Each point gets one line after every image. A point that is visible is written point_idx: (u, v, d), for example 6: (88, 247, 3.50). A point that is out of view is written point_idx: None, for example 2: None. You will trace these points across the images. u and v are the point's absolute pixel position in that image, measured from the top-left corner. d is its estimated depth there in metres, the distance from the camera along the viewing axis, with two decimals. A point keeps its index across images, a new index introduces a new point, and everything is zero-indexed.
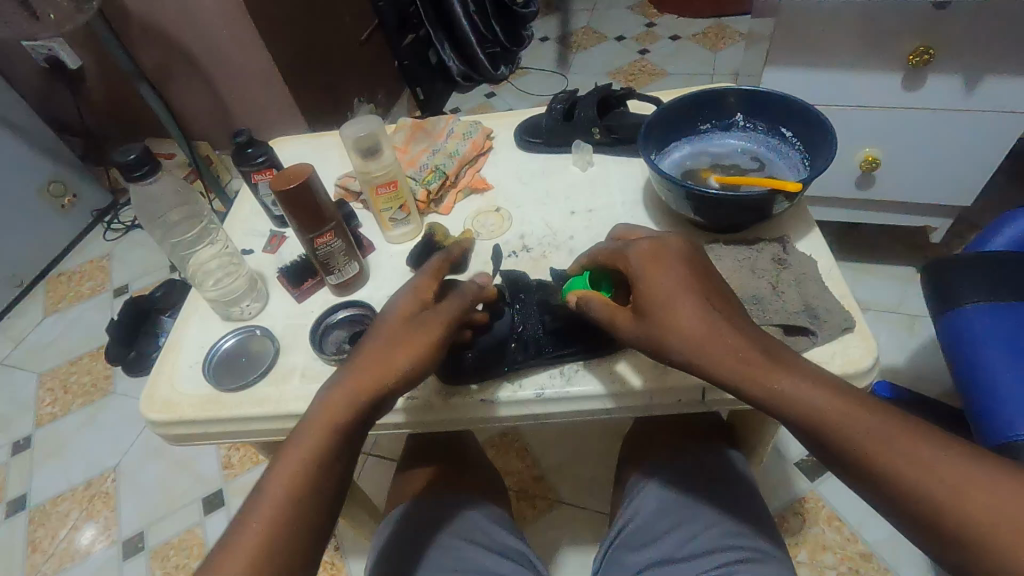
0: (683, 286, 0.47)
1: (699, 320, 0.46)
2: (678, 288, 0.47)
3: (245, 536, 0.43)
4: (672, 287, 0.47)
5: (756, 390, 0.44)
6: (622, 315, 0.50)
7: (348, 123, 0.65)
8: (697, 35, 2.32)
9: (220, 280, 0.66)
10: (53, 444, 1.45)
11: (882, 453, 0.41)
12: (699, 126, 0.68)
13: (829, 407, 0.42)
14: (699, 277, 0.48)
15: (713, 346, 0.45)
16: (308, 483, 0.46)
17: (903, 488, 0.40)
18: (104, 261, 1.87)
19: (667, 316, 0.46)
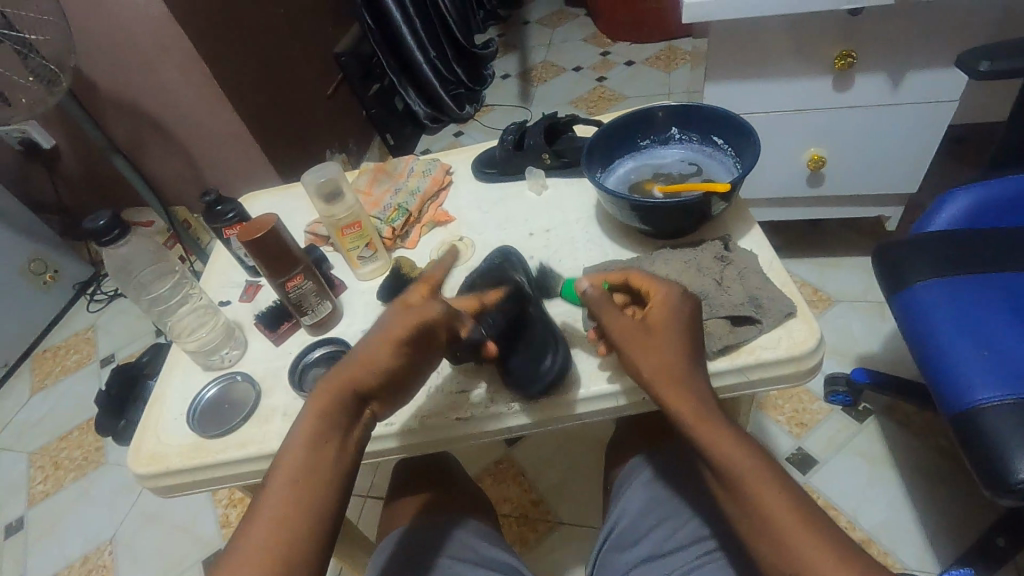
0: (685, 323, 0.52)
1: (681, 364, 0.51)
2: (679, 332, 0.52)
3: (270, 500, 0.46)
4: (673, 326, 0.52)
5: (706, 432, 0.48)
6: (625, 323, 0.52)
7: (309, 171, 0.70)
8: (651, 58, 2.44)
9: (197, 332, 0.69)
10: (46, 522, 1.44)
11: (783, 529, 0.43)
12: (639, 143, 0.73)
13: (753, 466, 0.46)
14: (693, 325, 0.53)
15: (678, 375, 0.50)
16: (309, 489, 0.46)
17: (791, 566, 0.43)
18: (89, 333, 1.87)
19: (657, 348, 0.51)
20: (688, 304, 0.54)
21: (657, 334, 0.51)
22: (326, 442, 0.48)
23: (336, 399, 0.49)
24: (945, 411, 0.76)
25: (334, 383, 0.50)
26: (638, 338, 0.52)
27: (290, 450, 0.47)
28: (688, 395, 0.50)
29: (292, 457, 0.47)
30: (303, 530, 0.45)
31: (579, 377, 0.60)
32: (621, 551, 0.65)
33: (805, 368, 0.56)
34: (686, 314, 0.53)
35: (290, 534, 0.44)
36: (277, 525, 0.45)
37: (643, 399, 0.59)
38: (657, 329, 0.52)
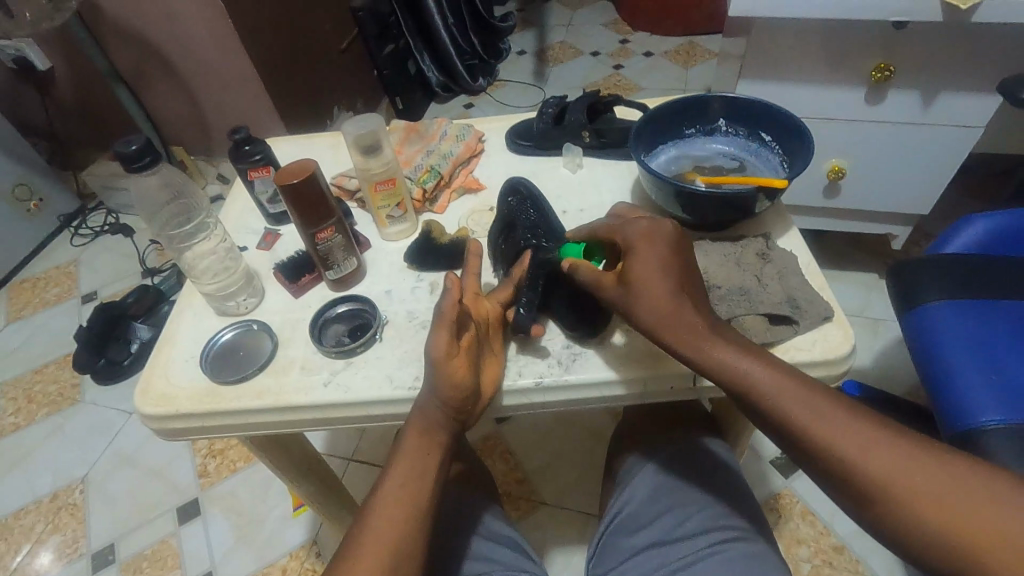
0: (663, 267, 0.52)
1: (673, 295, 0.51)
2: (662, 270, 0.51)
3: (371, 536, 0.46)
4: (651, 269, 0.51)
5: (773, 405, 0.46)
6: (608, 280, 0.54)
7: (349, 120, 0.67)
8: (670, 52, 2.41)
9: (217, 273, 0.66)
10: (17, 454, 1.40)
11: (887, 486, 0.42)
12: (684, 131, 0.72)
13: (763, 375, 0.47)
14: (684, 260, 0.53)
15: (673, 314, 0.50)
16: (409, 513, 0.48)
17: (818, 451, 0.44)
18: (72, 267, 1.81)
19: (650, 292, 0.51)
20: (656, 245, 0.53)
21: (643, 284, 0.51)
22: (429, 450, 0.51)
23: (417, 439, 0.51)
24: (944, 428, 0.76)
25: (418, 423, 0.52)
26: (623, 294, 0.52)
27: (387, 494, 0.49)
28: (690, 331, 0.50)
29: (401, 464, 0.50)
30: (414, 525, 0.47)
31: (609, 360, 0.59)
32: (623, 538, 0.66)
33: (835, 373, 0.56)
34: (669, 257, 0.52)
35: (405, 524, 0.47)
36: (394, 516, 0.47)
37: (671, 389, 0.58)
38: (642, 275, 0.51)
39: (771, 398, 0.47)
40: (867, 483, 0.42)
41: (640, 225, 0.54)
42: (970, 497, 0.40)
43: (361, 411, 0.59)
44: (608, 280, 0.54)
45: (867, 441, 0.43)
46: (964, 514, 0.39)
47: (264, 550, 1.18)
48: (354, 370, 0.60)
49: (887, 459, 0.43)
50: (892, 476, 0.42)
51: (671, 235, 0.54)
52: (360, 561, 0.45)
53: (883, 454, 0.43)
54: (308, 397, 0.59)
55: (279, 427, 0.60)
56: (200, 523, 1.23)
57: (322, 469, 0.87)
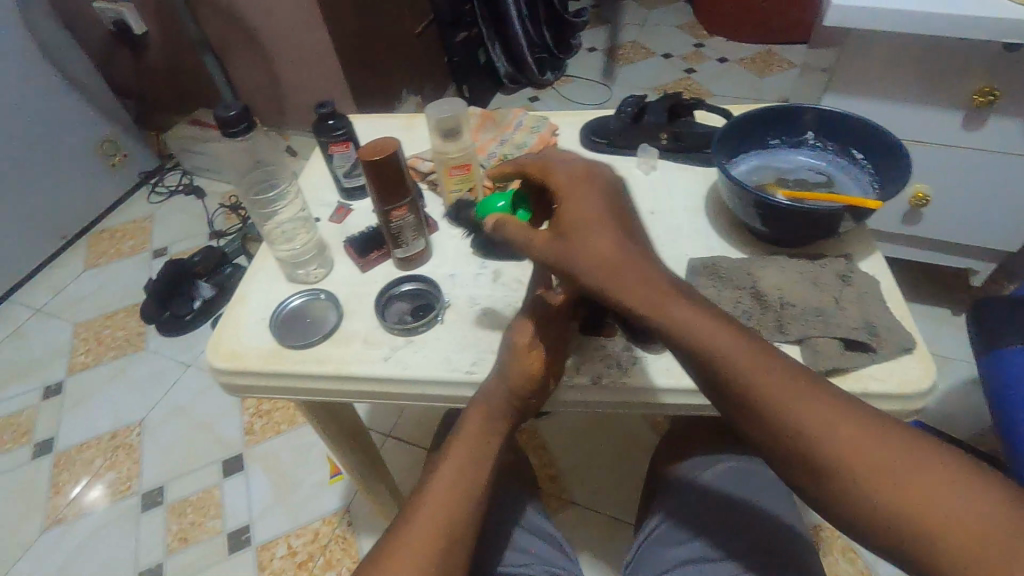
0: (602, 220, 0.49)
1: (617, 253, 0.47)
2: (601, 226, 0.48)
3: (420, 519, 0.47)
4: (591, 222, 0.48)
5: (766, 415, 0.42)
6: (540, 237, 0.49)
7: (432, 103, 0.68)
8: (745, 60, 2.34)
9: (291, 241, 0.68)
10: (84, 391, 1.50)
11: (894, 512, 0.38)
12: (769, 141, 0.69)
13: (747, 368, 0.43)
14: (618, 212, 0.50)
15: (625, 278, 0.46)
16: (460, 501, 0.48)
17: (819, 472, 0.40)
18: (146, 222, 1.91)
19: (585, 254, 0.47)
20: (593, 190, 0.50)
21: (577, 241, 0.48)
22: (487, 435, 0.52)
23: (475, 430, 0.52)
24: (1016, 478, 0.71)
25: (477, 412, 0.53)
26: (564, 251, 0.48)
27: (439, 482, 0.49)
28: (651, 298, 0.46)
29: (456, 454, 0.51)
30: (463, 514, 0.48)
31: (671, 367, 0.58)
32: (665, 548, 0.65)
33: (910, 408, 0.53)
34: (595, 204, 0.50)
35: (455, 510, 0.48)
36: (444, 500, 0.48)
37: None
38: (582, 226, 0.48)
39: (764, 403, 0.42)
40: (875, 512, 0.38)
41: (574, 165, 0.53)
42: (981, 518, 0.36)
43: (417, 389, 0.60)
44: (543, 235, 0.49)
45: (861, 449, 0.39)
46: (982, 547, 0.35)
47: (299, 511, 1.22)
48: (414, 349, 0.61)
49: (889, 477, 0.38)
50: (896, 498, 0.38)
51: (595, 181, 0.51)
52: (412, 535, 0.46)
53: (886, 471, 0.38)
54: (368, 369, 0.60)
55: (338, 395, 0.61)
56: (242, 478, 1.29)
57: (366, 441, 0.89)
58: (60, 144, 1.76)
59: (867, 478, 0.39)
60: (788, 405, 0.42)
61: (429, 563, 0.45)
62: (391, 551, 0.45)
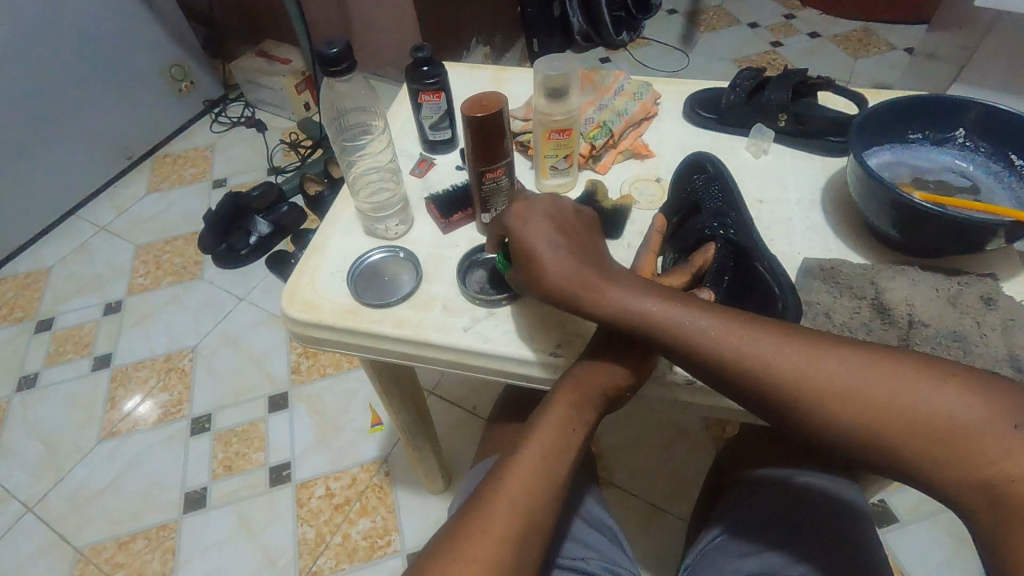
0: (562, 247, 0.51)
1: (580, 277, 0.50)
2: (559, 251, 0.51)
3: (500, 501, 0.45)
4: (552, 249, 0.51)
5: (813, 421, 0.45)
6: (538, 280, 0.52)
7: (540, 59, 0.61)
8: (840, 36, 2.15)
9: (376, 193, 0.66)
10: (142, 312, 1.54)
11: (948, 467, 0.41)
12: (910, 135, 0.61)
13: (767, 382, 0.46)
14: (569, 228, 0.53)
15: (602, 282, 0.50)
16: (542, 483, 0.46)
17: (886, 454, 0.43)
18: (208, 151, 1.92)
19: (563, 286, 0.50)
20: (539, 217, 0.53)
21: (558, 274, 0.51)
22: (575, 424, 0.49)
23: (563, 410, 0.49)
24: None
25: (569, 389, 0.50)
26: (565, 292, 0.50)
27: (520, 464, 0.47)
28: (632, 300, 0.49)
29: (542, 435, 0.48)
30: (543, 497, 0.45)
31: None
32: (728, 558, 0.61)
33: None
34: (554, 224, 0.52)
35: (537, 493, 0.45)
36: (526, 483, 0.46)
37: None
38: (548, 262, 0.51)
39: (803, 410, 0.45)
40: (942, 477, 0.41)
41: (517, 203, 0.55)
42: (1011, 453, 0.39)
43: (498, 365, 0.57)
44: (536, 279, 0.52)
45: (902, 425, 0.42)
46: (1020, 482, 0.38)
47: (339, 455, 1.24)
48: (496, 322, 0.58)
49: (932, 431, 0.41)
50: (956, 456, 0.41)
51: (542, 204, 0.54)
52: (493, 519, 0.43)
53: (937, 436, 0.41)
54: (447, 338, 0.57)
55: (413, 360, 0.59)
56: (286, 416, 1.31)
57: (420, 401, 0.88)
58: (132, 65, 1.76)
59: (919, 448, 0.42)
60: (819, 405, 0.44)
61: (514, 557, 0.42)
62: (469, 530, 0.43)
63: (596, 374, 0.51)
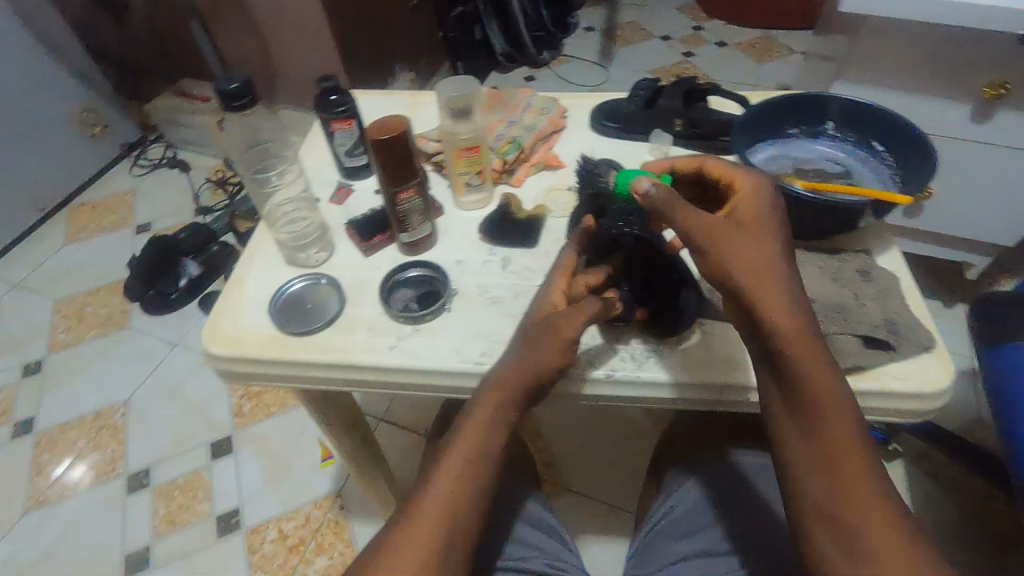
0: (761, 236, 0.49)
1: (764, 257, 0.48)
2: (751, 239, 0.48)
3: (425, 510, 0.46)
4: (738, 233, 0.48)
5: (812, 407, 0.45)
6: (696, 227, 0.48)
7: (442, 83, 0.66)
8: (744, 44, 2.31)
9: (292, 223, 0.65)
10: (66, 370, 1.45)
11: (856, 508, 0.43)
12: (788, 130, 0.68)
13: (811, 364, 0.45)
14: (760, 216, 0.50)
15: (776, 269, 0.47)
16: (464, 490, 0.47)
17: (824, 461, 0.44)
18: (130, 196, 1.85)
19: (719, 246, 0.47)
20: (760, 204, 0.50)
21: (719, 243, 0.48)
22: (501, 417, 0.50)
23: (491, 409, 0.50)
24: (1017, 474, 0.71)
25: (497, 382, 0.50)
26: (713, 246, 0.47)
27: (445, 473, 0.47)
28: (790, 293, 0.47)
29: (464, 436, 0.49)
30: (468, 502, 0.47)
31: (685, 363, 0.57)
32: (666, 543, 0.65)
33: (929, 408, 0.52)
34: (760, 212, 0.50)
35: (461, 497, 0.46)
36: (451, 489, 0.47)
37: (744, 401, 0.56)
38: (724, 233, 0.48)
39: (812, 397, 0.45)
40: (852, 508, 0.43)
41: (752, 180, 0.52)
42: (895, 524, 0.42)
43: (425, 379, 0.58)
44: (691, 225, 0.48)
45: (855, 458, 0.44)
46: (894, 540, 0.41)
47: (290, 495, 1.20)
48: (421, 338, 0.59)
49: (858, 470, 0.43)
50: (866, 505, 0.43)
51: (755, 198, 0.51)
52: (423, 520, 0.45)
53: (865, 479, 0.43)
54: (373, 358, 0.58)
55: (341, 384, 0.59)
56: (231, 461, 1.26)
57: (363, 428, 0.87)
58: (38, 113, 1.69)
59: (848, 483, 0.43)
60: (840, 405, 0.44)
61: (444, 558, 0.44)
62: (399, 535, 0.45)
63: (507, 378, 0.50)
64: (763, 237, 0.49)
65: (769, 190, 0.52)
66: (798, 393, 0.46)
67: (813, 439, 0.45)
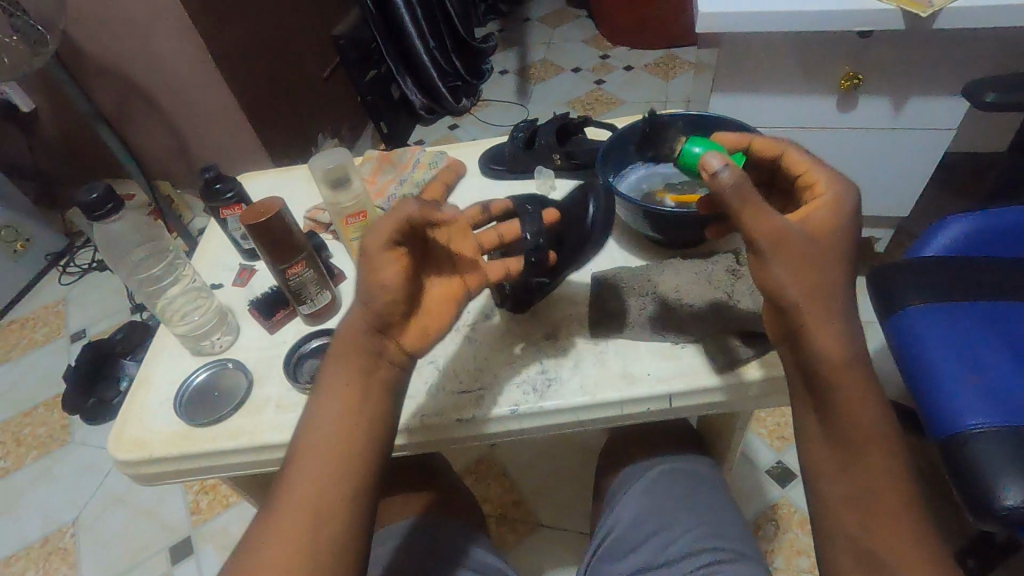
0: (829, 249, 0.45)
1: (820, 272, 0.44)
2: (816, 253, 0.44)
3: (295, 489, 0.43)
4: (805, 247, 0.44)
5: (839, 405, 0.44)
6: (762, 226, 0.43)
7: (314, 158, 0.67)
8: (649, 65, 2.44)
9: (189, 315, 0.66)
10: (6, 499, 1.38)
11: (876, 497, 0.42)
12: (653, 150, 0.73)
13: (844, 370, 0.44)
14: (832, 234, 0.45)
15: (829, 284, 0.44)
16: (339, 457, 0.44)
17: (839, 440, 0.44)
18: (60, 305, 1.81)
19: (780, 255, 0.43)
20: (837, 220, 0.46)
21: (784, 251, 0.43)
22: (356, 369, 0.46)
23: (347, 365, 0.46)
24: (932, 433, 0.74)
25: (346, 337, 0.47)
26: (772, 250, 0.43)
27: (313, 443, 0.45)
28: (840, 308, 0.44)
29: (325, 402, 0.46)
30: (343, 470, 0.44)
31: (585, 384, 0.58)
32: (612, 562, 0.64)
33: None
34: (833, 229, 0.45)
35: (336, 463, 0.44)
36: (320, 460, 0.44)
37: (648, 411, 0.58)
38: (787, 241, 0.43)
39: (844, 397, 0.44)
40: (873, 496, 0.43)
41: (829, 196, 0.47)
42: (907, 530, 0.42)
43: None
44: (762, 229, 0.43)
45: (878, 463, 0.43)
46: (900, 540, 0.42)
47: None
48: None
49: (878, 473, 0.43)
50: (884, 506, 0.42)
51: (834, 213, 0.46)
52: (288, 515, 0.42)
53: (893, 491, 0.43)
54: (284, 435, 0.58)
55: (255, 468, 0.59)
56: (191, 562, 1.21)
57: None
58: None
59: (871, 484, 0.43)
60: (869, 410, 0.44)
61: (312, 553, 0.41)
62: (269, 521, 0.43)
63: (355, 332, 0.47)
64: (831, 257, 0.45)
65: (851, 201, 0.46)
66: (825, 388, 0.44)
67: (836, 437, 0.44)
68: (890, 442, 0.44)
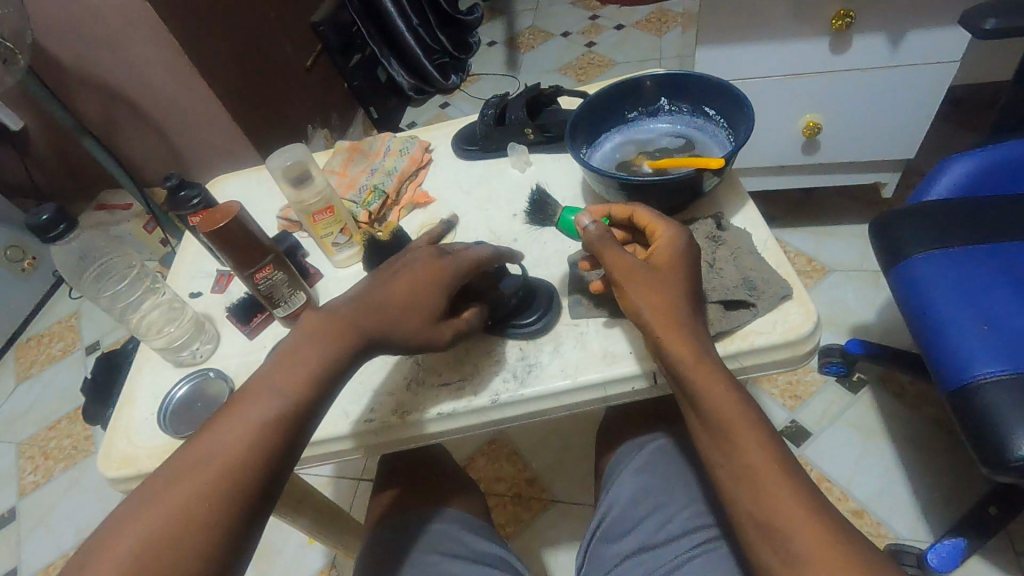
0: (675, 280, 0.49)
1: (664, 299, 0.48)
2: (667, 284, 0.49)
3: (240, 422, 0.44)
4: (649, 278, 0.49)
5: (703, 389, 0.45)
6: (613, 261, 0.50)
7: (273, 154, 0.66)
8: (640, 22, 2.35)
9: (164, 328, 0.67)
10: (40, 512, 1.42)
11: (759, 478, 0.43)
12: (627, 115, 0.70)
13: (700, 370, 0.46)
14: (684, 268, 0.50)
15: (670, 312, 0.48)
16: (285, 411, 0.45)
17: (712, 424, 0.45)
18: (72, 320, 1.83)
19: (629, 284, 0.49)
20: (681, 260, 0.50)
21: (630, 279, 0.49)
22: (349, 339, 0.49)
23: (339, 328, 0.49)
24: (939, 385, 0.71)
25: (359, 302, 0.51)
26: (623, 279, 0.50)
27: (278, 384, 0.46)
28: (690, 336, 0.47)
29: (302, 352, 0.48)
30: (282, 428, 0.45)
31: (567, 367, 0.57)
32: (611, 544, 0.63)
33: (800, 353, 0.54)
34: (681, 263, 0.50)
35: (282, 419, 0.45)
36: (271, 405, 0.45)
37: (634, 390, 0.56)
38: (633, 274, 0.49)
39: (711, 383, 0.45)
40: (753, 472, 0.43)
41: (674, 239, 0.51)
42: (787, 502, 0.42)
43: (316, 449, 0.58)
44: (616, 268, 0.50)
45: (747, 446, 0.44)
46: (781, 509, 0.42)
47: None
48: None
49: (755, 457, 0.43)
50: (759, 484, 0.42)
51: (680, 253, 0.50)
52: (220, 445, 0.43)
53: (772, 470, 0.43)
54: None
55: None
56: None
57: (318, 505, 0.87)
58: None
59: (751, 468, 0.43)
60: (732, 396, 0.45)
61: (213, 471, 0.42)
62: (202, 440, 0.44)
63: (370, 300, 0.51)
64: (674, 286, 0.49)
65: (684, 239, 0.51)
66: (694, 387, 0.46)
67: (710, 424, 0.45)
68: (763, 422, 0.45)
